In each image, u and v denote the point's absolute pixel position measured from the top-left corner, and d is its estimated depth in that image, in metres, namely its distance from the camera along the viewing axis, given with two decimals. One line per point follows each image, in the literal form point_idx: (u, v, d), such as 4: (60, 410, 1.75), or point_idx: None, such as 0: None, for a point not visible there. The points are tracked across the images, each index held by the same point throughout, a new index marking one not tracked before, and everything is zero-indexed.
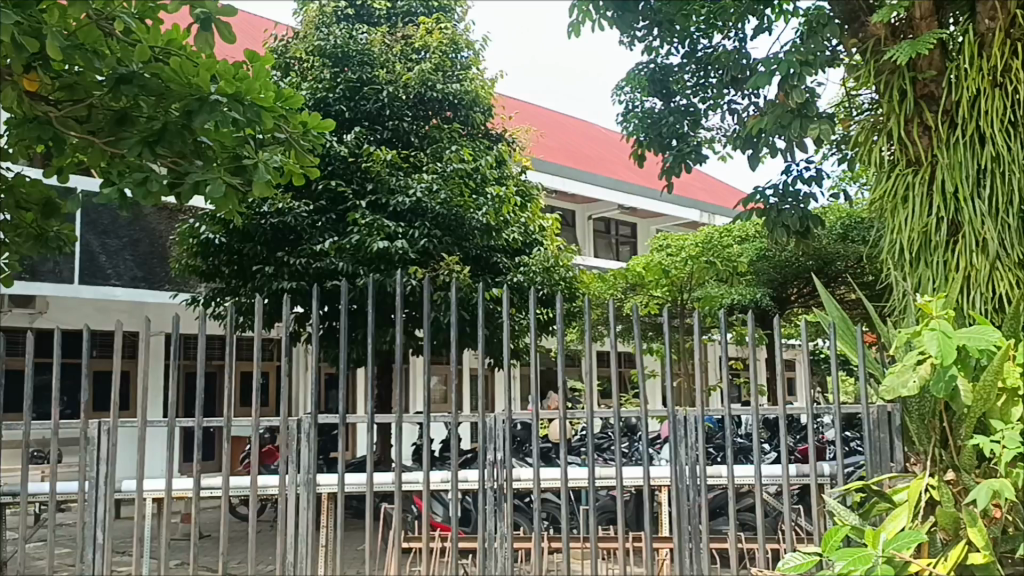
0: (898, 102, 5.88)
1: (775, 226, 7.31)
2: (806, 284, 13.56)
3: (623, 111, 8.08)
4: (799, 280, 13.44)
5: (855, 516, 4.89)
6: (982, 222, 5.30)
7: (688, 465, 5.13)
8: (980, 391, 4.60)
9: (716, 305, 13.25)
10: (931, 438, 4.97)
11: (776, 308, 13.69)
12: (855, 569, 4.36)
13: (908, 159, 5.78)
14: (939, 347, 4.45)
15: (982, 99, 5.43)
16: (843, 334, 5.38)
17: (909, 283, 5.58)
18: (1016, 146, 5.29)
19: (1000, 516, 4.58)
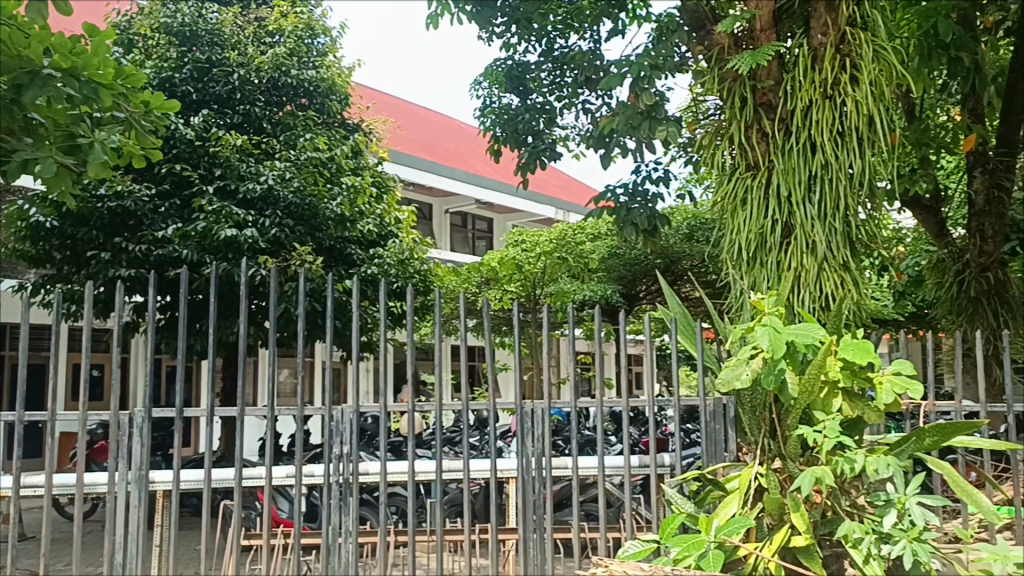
0: (739, 108, 6.14)
1: (625, 224, 7.53)
2: (654, 282, 14.06)
3: (481, 106, 8.14)
4: (647, 278, 13.94)
5: (691, 504, 5.11)
6: (812, 225, 5.64)
7: (535, 457, 5.18)
8: (806, 384, 4.88)
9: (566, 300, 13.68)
10: (761, 428, 5.23)
11: (625, 304, 14.10)
12: (688, 554, 4.58)
13: (747, 163, 6.07)
14: (770, 342, 4.66)
15: (814, 109, 5.77)
16: (684, 330, 5.56)
17: (745, 281, 5.86)
18: (843, 154, 5.65)
19: (820, 501, 4.88)
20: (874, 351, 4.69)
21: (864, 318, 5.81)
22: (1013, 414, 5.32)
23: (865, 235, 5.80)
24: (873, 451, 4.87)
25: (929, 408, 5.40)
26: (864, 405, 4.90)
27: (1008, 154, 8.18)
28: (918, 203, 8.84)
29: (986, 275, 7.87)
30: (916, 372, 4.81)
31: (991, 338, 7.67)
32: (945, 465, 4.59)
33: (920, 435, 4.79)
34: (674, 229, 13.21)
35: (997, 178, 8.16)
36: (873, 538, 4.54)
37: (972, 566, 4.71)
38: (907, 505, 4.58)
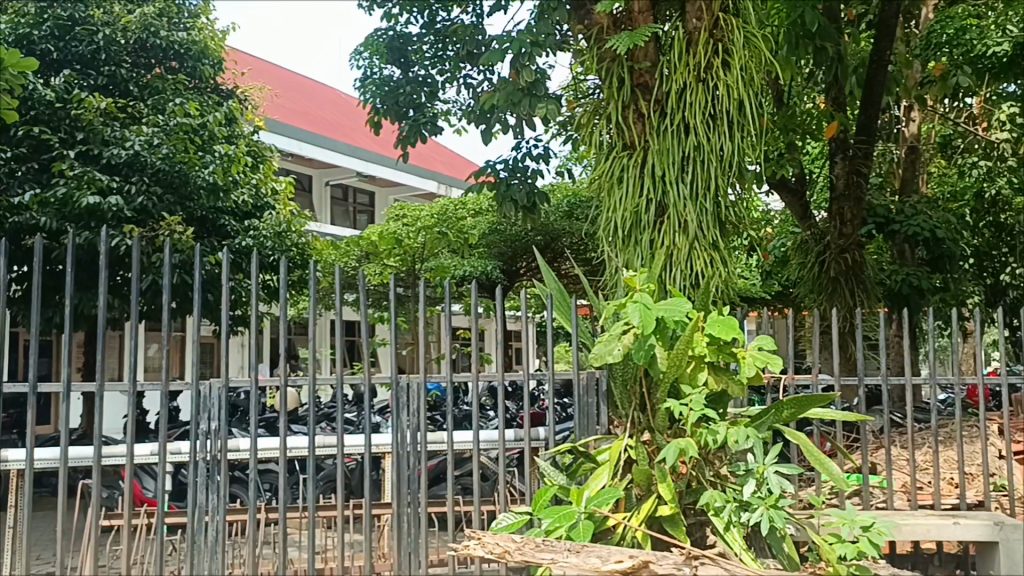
0: (617, 88, 6.23)
1: (505, 200, 7.53)
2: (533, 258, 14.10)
3: (360, 77, 7.95)
4: (527, 255, 14.02)
5: (563, 476, 5.23)
6: (684, 205, 5.79)
7: (410, 431, 5.16)
8: (674, 358, 5.04)
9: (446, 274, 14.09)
10: (631, 401, 5.35)
11: (505, 281, 14.17)
12: (560, 526, 4.73)
13: (623, 143, 6.16)
14: (641, 317, 4.79)
15: (688, 92, 5.92)
16: (559, 306, 5.62)
17: (620, 259, 5.97)
18: (714, 136, 5.83)
19: (686, 472, 5.04)
20: (738, 327, 4.90)
21: (731, 296, 6.02)
22: (863, 386, 5.63)
23: (733, 216, 6.01)
24: (735, 423, 5.07)
25: (787, 381, 5.63)
26: (728, 378, 5.11)
27: (866, 141, 8.61)
28: (785, 186, 9.22)
29: (845, 256, 8.30)
30: (777, 347, 5.04)
31: (845, 314, 8.12)
32: (801, 436, 4.84)
33: (779, 408, 5.04)
34: (554, 206, 13.42)
35: (856, 165, 8.58)
36: (734, 506, 4.76)
37: (823, 530, 5.00)
38: (765, 474, 4.83)
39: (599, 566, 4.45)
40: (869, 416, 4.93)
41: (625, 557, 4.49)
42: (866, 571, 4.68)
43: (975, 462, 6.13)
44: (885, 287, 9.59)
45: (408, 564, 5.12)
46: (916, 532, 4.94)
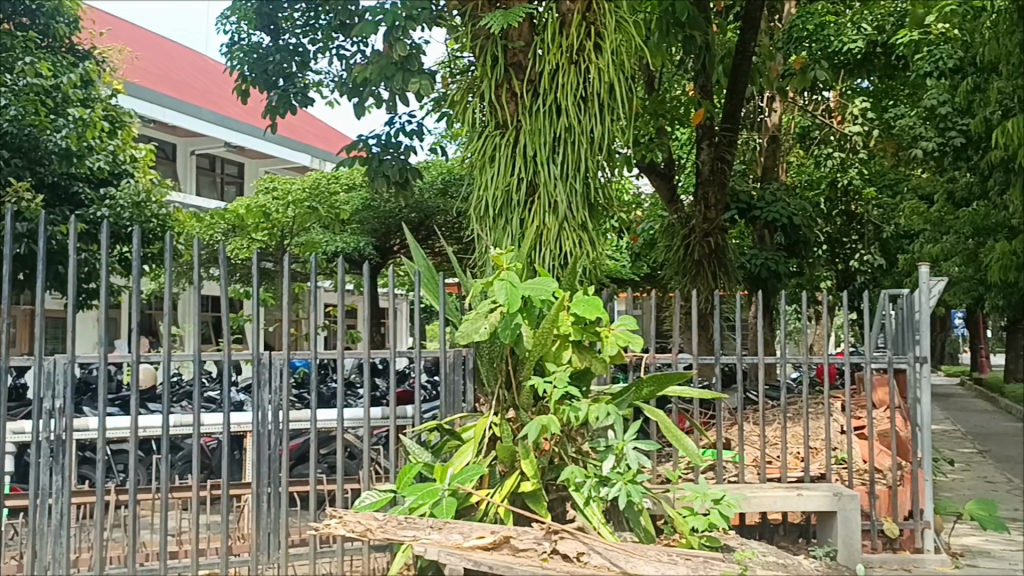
0: (490, 67, 6.20)
1: (377, 175, 7.42)
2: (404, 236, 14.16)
3: (227, 42, 7.69)
4: (399, 233, 14.04)
5: (428, 454, 5.21)
6: (554, 185, 5.84)
7: (271, 409, 5.03)
8: (539, 336, 5.12)
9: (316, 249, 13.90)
10: (498, 379, 5.38)
11: (377, 258, 14.10)
12: (423, 503, 4.73)
13: (496, 122, 6.15)
14: (507, 296, 4.85)
15: (560, 74, 5.95)
16: (427, 283, 5.57)
17: (490, 237, 5.99)
18: (585, 118, 5.90)
19: (549, 448, 5.16)
20: (601, 307, 5.01)
21: (599, 276, 6.11)
22: (719, 364, 5.85)
23: (603, 199, 6.10)
24: (597, 400, 5.19)
25: (649, 360, 5.79)
26: (592, 356, 5.17)
27: (731, 129, 8.84)
28: (655, 169, 9.49)
29: (709, 240, 8.58)
30: (638, 327, 5.17)
31: (707, 296, 8.39)
32: (659, 413, 5.01)
33: (640, 385, 5.19)
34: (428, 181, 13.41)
35: (720, 151, 8.84)
36: (593, 481, 4.85)
37: (678, 504, 5.18)
38: (623, 450, 4.98)
39: (462, 542, 4.60)
40: (723, 394, 5.17)
41: (486, 533, 4.64)
42: (715, 541, 4.93)
43: (818, 437, 6.47)
44: (746, 271, 10.00)
45: (267, 544, 5.01)
46: (764, 504, 5.18)
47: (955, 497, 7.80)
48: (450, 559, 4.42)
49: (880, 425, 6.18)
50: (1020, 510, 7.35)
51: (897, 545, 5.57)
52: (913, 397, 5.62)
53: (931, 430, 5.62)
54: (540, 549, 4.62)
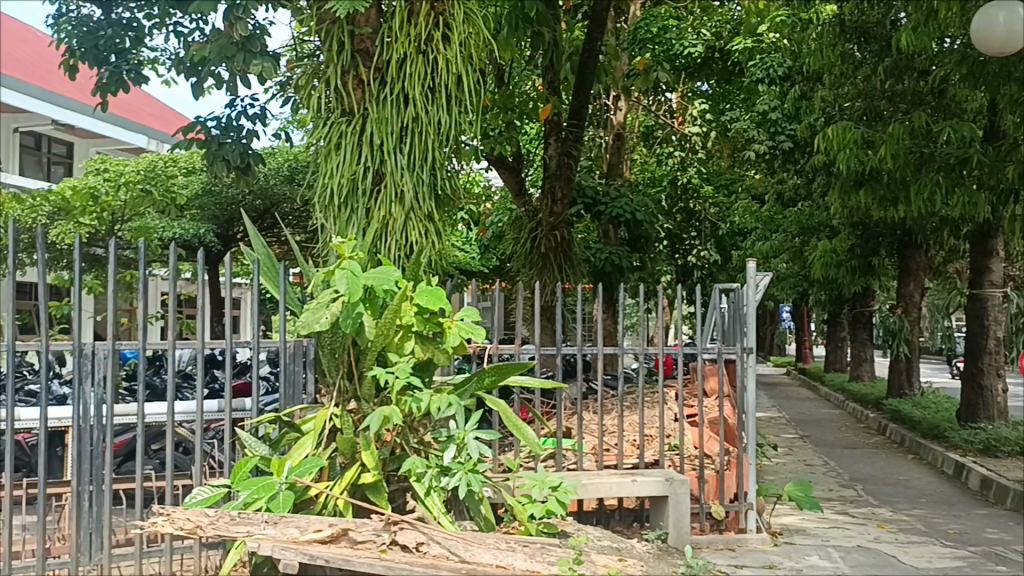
0: (336, 51, 5.98)
1: (215, 159, 7.14)
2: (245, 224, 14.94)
3: (54, 13, 7.24)
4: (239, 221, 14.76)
5: (265, 446, 5.05)
6: (401, 175, 5.73)
7: (94, 403, 4.74)
8: (382, 327, 5.02)
9: (150, 235, 13.25)
10: (339, 370, 5.27)
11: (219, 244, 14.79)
12: (258, 498, 4.62)
13: (342, 108, 5.94)
14: (348, 285, 4.77)
15: (408, 63, 5.83)
16: (267, 271, 5.37)
17: (333, 226, 5.81)
18: (432, 109, 5.84)
19: (390, 439, 5.07)
20: (445, 297, 5.01)
21: (445, 267, 6.08)
22: (560, 355, 5.93)
23: (449, 190, 6.07)
24: (439, 391, 5.18)
25: (492, 350, 5.83)
26: (435, 347, 5.16)
27: (577, 126, 9.00)
28: (503, 163, 9.65)
29: (555, 233, 8.74)
30: (481, 318, 5.20)
31: (551, 289, 8.56)
32: (500, 404, 5.06)
33: (482, 375, 5.22)
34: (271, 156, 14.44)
35: (567, 146, 8.99)
36: (435, 471, 4.85)
37: (517, 491, 5.25)
38: (465, 440, 4.96)
39: (298, 536, 4.49)
40: (563, 383, 5.26)
41: (324, 527, 4.55)
42: (552, 527, 5.05)
43: (653, 425, 6.69)
44: (591, 265, 10.28)
45: (88, 545, 4.74)
46: (599, 491, 5.34)
47: (777, 480, 8.29)
48: (285, 553, 4.32)
49: (711, 413, 6.44)
50: (833, 490, 7.89)
51: (723, 526, 5.86)
52: (740, 385, 5.89)
53: (756, 417, 5.92)
54: (378, 540, 4.56)
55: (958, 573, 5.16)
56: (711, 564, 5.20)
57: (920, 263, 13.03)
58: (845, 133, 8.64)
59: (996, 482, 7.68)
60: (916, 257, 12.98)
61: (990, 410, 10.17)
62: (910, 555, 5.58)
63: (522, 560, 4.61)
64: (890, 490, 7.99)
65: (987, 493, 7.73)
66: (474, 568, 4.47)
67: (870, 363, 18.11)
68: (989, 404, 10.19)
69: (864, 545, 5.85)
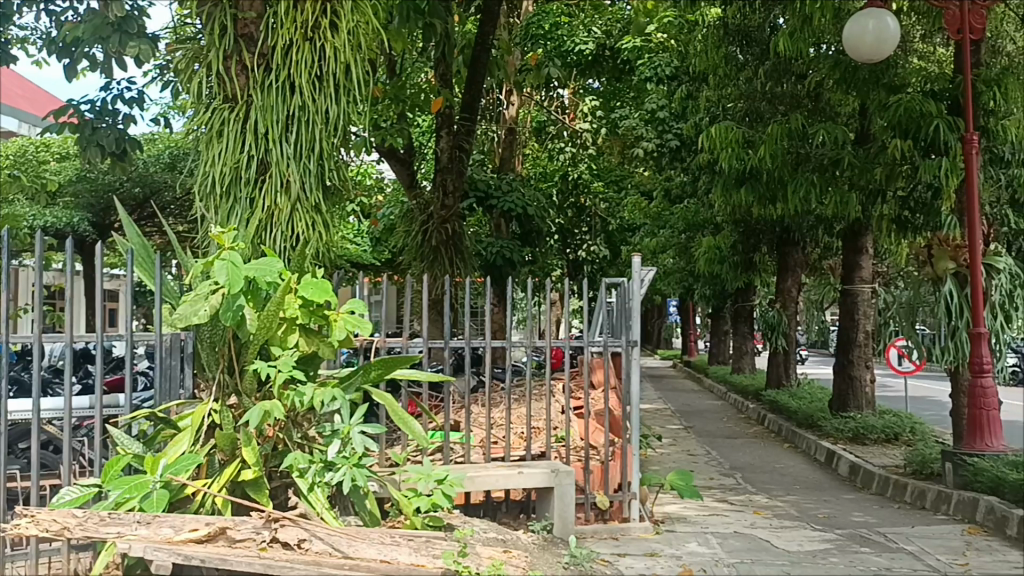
0: (218, 36, 5.73)
1: (89, 144, 6.83)
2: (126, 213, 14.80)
3: None
4: (117, 210, 14.57)
5: (139, 444, 4.84)
6: (287, 164, 5.53)
7: None
8: (263, 320, 4.86)
9: (19, 222, 12.63)
10: (218, 364, 5.12)
11: (96, 233, 14.53)
12: (129, 497, 4.44)
13: (224, 95, 5.72)
14: (228, 276, 4.65)
15: (294, 50, 5.60)
16: (142, 262, 5.12)
17: (213, 217, 5.61)
18: (320, 98, 5.61)
19: (272, 434, 4.95)
20: (330, 290, 4.91)
21: (333, 259, 5.92)
22: (449, 349, 5.88)
23: (338, 182, 5.87)
24: (323, 385, 5.08)
25: (379, 345, 5.73)
26: (319, 340, 5.06)
27: (469, 119, 8.93)
28: (394, 155, 9.59)
29: (446, 227, 8.75)
30: (368, 311, 5.13)
31: (440, 282, 8.58)
32: (387, 397, 5.00)
33: (367, 368, 5.16)
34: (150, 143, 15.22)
35: (459, 139, 8.98)
36: (318, 467, 4.77)
37: (403, 485, 5.21)
38: (350, 434, 4.87)
39: (172, 536, 4.34)
40: (450, 376, 5.23)
41: (200, 526, 4.41)
42: (438, 521, 5.03)
43: (541, 417, 6.78)
44: (482, 259, 10.33)
45: None
46: (486, 483, 5.36)
47: (660, 470, 8.51)
48: (157, 555, 4.12)
49: (597, 405, 6.52)
50: (713, 479, 8.15)
51: (607, 516, 5.99)
52: (625, 377, 6.00)
53: (640, 408, 6.01)
54: (258, 538, 4.45)
55: (826, 555, 5.41)
56: (594, 553, 5.27)
57: (798, 260, 13.58)
58: (727, 133, 9.03)
59: (864, 468, 8.09)
60: (793, 253, 13.51)
61: (858, 400, 10.74)
62: (783, 539, 5.81)
63: (406, 554, 4.56)
64: (767, 478, 8.31)
65: (855, 478, 8.13)
66: (357, 564, 4.40)
67: (751, 355, 18.78)
68: (858, 394, 10.75)
69: (740, 531, 6.06)
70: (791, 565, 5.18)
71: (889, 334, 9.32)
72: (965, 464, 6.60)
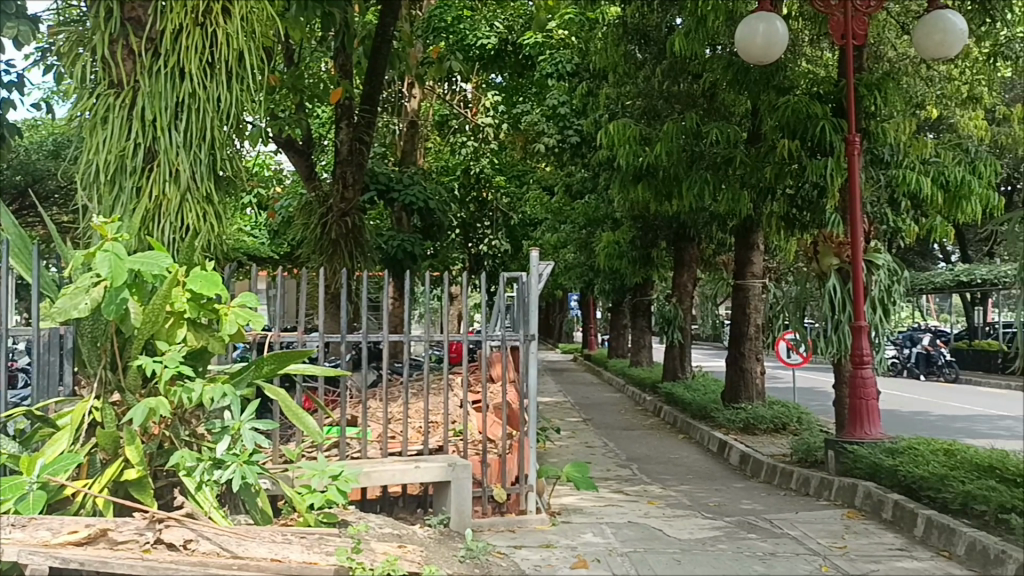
0: (103, 20, 5.42)
1: None
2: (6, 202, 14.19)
3: None
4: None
5: (14, 444, 4.64)
6: (176, 153, 5.33)
7: None
8: (149, 314, 4.72)
9: None
10: (100, 360, 4.90)
11: None
12: (4, 499, 4.24)
13: (110, 81, 5.43)
14: (111, 269, 4.45)
15: (184, 35, 5.35)
16: (18, 253, 4.88)
17: (97, 207, 5.36)
18: (211, 85, 5.41)
19: (158, 432, 4.79)
20: (220, 282, 4.76)
21: (225, 251, 5.76)
22: (345, 343, 5.72)
23: (230, 173, 5.70)
24: (212, 381, 4.93)
25: (273, 339, 5.57)
26: (209, 335, 4.92)
27: (369, 111, 8.79)
28: (292, 145, 9.41)
29: (346, 219, 8.64)
30: (259, 304, 5.03)
31: (339, 276, 8.49)
32: (280, 393, 4.91)
33: (260, 363, 5.01)
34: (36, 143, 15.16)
35: (358, 132, 8.84)
36: (206, 465, 4.63)
37: (296, 482, 5.13)
38: (240, 431, 4.72)
39: (49, 539, 4.13)
40: (346, 370, 5.15)
41: (79, 528, 4.20)
42: (333, 517, 4.95)
43: (439, 411, 6.79)
44: (382, 252, 10.27)
45: None
46: (382, 478, 5.30)
47: (558, 462, 8.62)
48: (32, 559, 3.93)
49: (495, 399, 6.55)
50: (610, 470, 8.29)
51: (505, 509, 6.03)
52: (523, 371, 6.02)
53: (537, 401, 6.08)
54: (141, 540, 4.25)
55: (716, 542, 5.57)
56: (491, 546, 5.28)
57: (693, 255, 13.94)
58: (625, 130, 9.20)
59: (753, 457, 8.35)
60: (689, 249, 13.84)
61: (749, 392, 11.12)
62: (674, 528, 5.95)
63: (298, 553, 4.46)
64: (661, 468, 8.50)
65: (745, 468, 8.40)
66: (246, 563, 4.26)
67: (649, 348, 19.17)
68: (748, 386, 11.12)
69: (634, 521, 6.19)
70: (682, 552, 5.31)
71: (778, 328, 9.62)
72: (845, 451, 6.91)
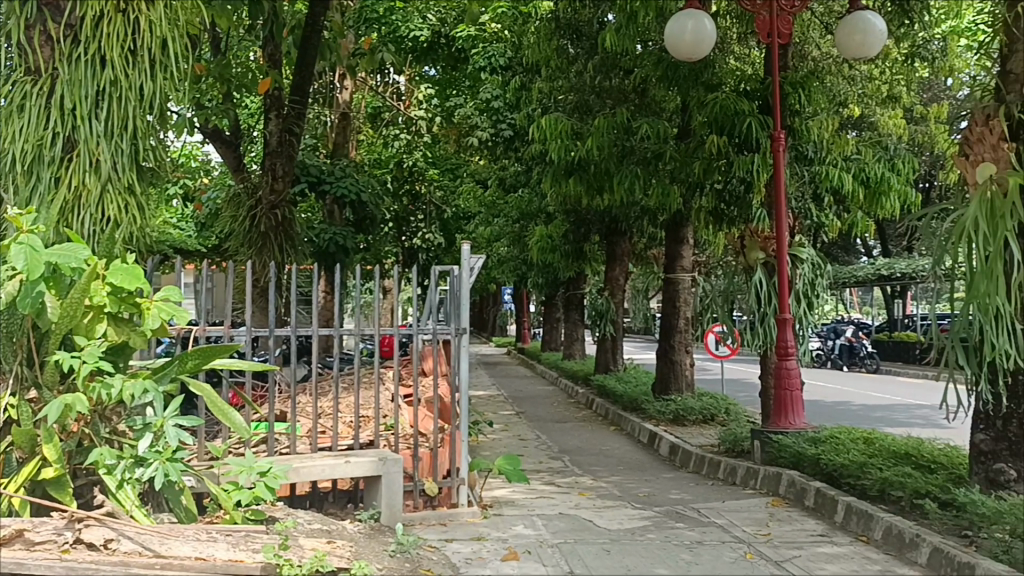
0: (20, 3, 5.24)
1: None
2: None
3: None
4: None
5: None
6: (97, 143, 5.16)
7: None
8: (67, 308, 4.58)
9: None
10: (15, 355, 4.73)
11: None
12: None
13: (27, 68, 5.22)
14: (26, 262, 4.30)
15: (105, 22, 5.19)
16: None
17: (12, 198, 5.14)
18: (133, 73, 5.26)
19: (76, 430, 4.66)
20: (143, 276, 4.66)
21: (148, 244, 5.61)
22: (273, 337, 5.62)
23: (154, 164, 5.54)
24: (134, 376, 4.79)
25: (198, 333, 5.44)
26: (130, 329, 4.80)
27: (299, 101, 8.68)
28: (219, 136, 9.21)
29: (276, 212, 8.51)
30: (183, 297, 4.92)
31: (268, 269, 8.37)
32: (206, 389, 4.80)
33: (184, 357, 4.90)
34: None
35: (288, 123, 8.71)
36: (127, 462, 4.52)
37: (222, 479, 5.05)
38: (163, 427, 4.59)
39: None
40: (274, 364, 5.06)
41: None
42: (261, 514, 4.88)
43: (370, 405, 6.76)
44: (313, 245, 10.16)
45: None
46: (312, 473, 5.24)
47: (489, 455, 8.64)
48: None
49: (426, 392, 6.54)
50: (541, 463, 8.35)
51: (436, 502, 6.03)
52: (455, 365, 6.02)
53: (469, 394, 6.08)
54: (59, 540, 4.13)
55: (644, 531, 5.66)
56: (422, 539, 5.27)
57: (624, 249, 14.11)
58: (556, 124, 9.24)
59: (682, 448, 8.50)
60: (620, 243, 14.00)
61: (679, 383, 11.30)
62: (604, 518, 6.02)
63: (224, 550, 4.37)
64: (592, 460, 8.58)
65: (674, 458, 8.54)
66: (169, 562, 4.13)
67: (582, 342, 19.33)
68: (678, 378, 11.31)
69: (565, 512, 6.24)
70: (612, 542, 5.38)
71: (707, 321, 9.80)
72: (771, 441, 7.07)
